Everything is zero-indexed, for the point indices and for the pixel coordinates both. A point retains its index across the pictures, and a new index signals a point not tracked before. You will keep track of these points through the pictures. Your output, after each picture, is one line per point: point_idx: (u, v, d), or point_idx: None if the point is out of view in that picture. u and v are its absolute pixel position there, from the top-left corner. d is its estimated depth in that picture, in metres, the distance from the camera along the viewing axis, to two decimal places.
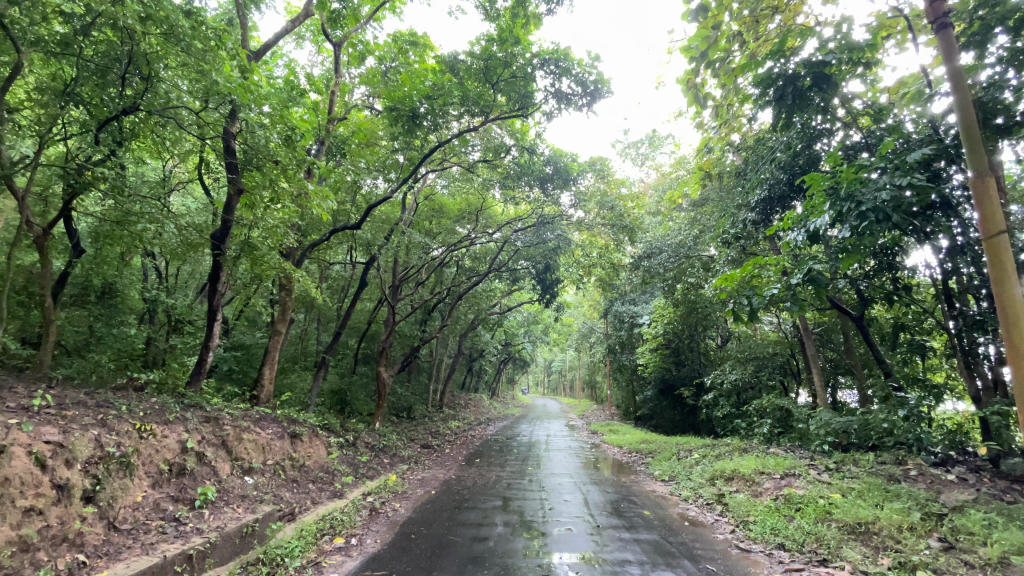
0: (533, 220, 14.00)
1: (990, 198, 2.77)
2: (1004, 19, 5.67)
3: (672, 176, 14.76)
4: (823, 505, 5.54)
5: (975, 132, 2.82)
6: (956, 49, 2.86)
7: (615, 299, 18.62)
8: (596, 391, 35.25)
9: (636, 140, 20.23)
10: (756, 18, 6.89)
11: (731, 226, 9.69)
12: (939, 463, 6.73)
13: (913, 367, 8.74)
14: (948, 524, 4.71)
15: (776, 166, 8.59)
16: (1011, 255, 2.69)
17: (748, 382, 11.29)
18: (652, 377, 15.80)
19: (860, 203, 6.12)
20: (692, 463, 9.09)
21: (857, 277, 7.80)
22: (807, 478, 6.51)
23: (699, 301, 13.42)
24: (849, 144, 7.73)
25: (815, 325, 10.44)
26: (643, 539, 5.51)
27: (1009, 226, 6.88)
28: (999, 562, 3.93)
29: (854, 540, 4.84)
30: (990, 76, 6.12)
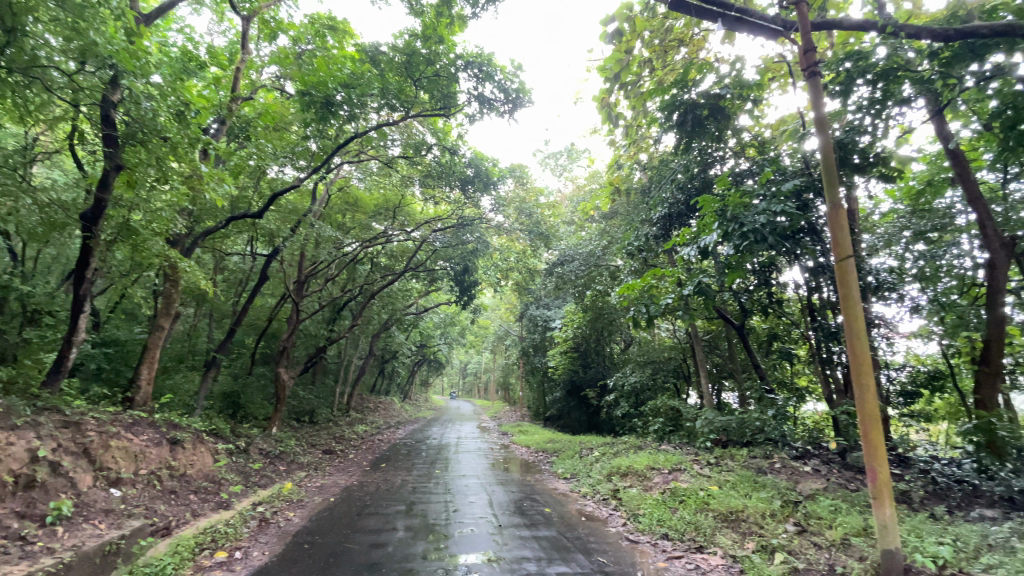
0: (453, 221, 13.90)
1: (842, 231, 4.06)
2: (864, 72, 6.65)
3: (586, 188, 15.46)
4: (702, 497, 6.08)
5: (834, 182, 4.18)
6: (824, 117, 4.25)
7: (530, 303, 18.97)
8: (508, 393, 35.77)
9: (554, 151, 20.91)
10: (664, 48, 7.79)
11: (636, 238, 10.35)
12: (799, 455, 7.66)
13: (782, 371, 9.92)
14: (803, 510, 5.38)
15: (676, 186, 9.31)
16: (853, 273, 3.96)
17: (645, 384, 12.08)
18: (562, 378, 16.35)
19: (742, 225, 6.90)
20: (592, 461, 9.55)
21: (739, 290, 8.68)
22: (690, 473, 7.11)
23: (607, 308, 14.02)
24: (738, 171, 8.58)
25: (705, 334, 11.44)
26: (541, 536, 5.69)
27: (859, 252, 8.05)
28: (841, 543, 4.56)
29: (726, 527, 5.36)
30: (853, 121, 7.12)
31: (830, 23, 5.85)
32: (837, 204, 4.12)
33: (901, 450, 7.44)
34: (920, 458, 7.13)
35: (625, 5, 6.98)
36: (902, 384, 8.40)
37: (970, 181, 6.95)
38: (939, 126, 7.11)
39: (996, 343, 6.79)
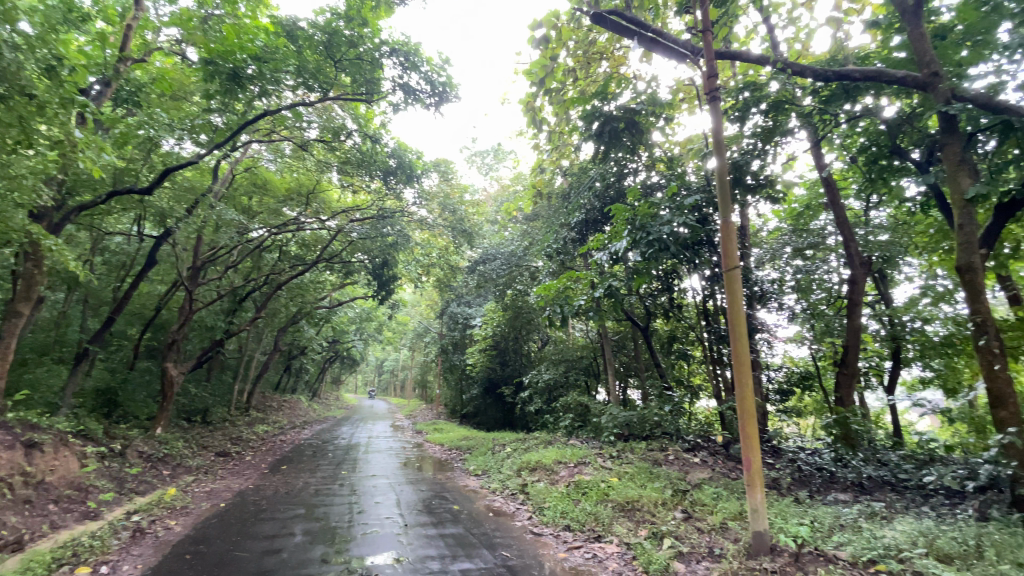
0: (372, 213, 13.34)
1: (732, 244, 4.50)
2: (758, 102, 7.39)
3: (511, 189, 15.67)
4: (602, 488, 6.42)
5: (727, 199, 4.64)
6: (721, 140, 4.70)
7: (451, 300, 18.78)
8: (425, 392, 35.11)
9: (481, 150, 20.95)
10: (587, 59, 8.15)
11: (554, 241, 10.67)
12: (690, 448, 8.33)
13: (680, 369, 10.73)
14: (689, 498, 5.86)
15: (593, 193, 9.71)
16: (739, 281, 4.42)
17: (558, 382, 12.50)
18: (479, 376, 16.28)
19: (649, 233, 7.39)
20: (504, 457, 9.70)
21: (645, 294, 9.27)
22: (594, 465, 7.48)
23: (525, 307, 14.08)
24: (649, 183, 9.15)
25: (615, 334, 12.06)
26: (447, 534, 5.68)
27: (747, 264, 8.95)
28: (720, 527, 5.03)
29: (622, 516, 5.70)
30: (748, 146, 7.90)
31: (732, 54, 6.48)
32: (729, 217, 4.57)
33: (775, 442, 8.36)
34: (789, 449, 8.06)
35: (553, 13, 7.22)
36: (779, 383, 9.43)
37: (839, 207, 7.97)
38: (816, 155, 8.08)
39: (853, 348, 7.84)
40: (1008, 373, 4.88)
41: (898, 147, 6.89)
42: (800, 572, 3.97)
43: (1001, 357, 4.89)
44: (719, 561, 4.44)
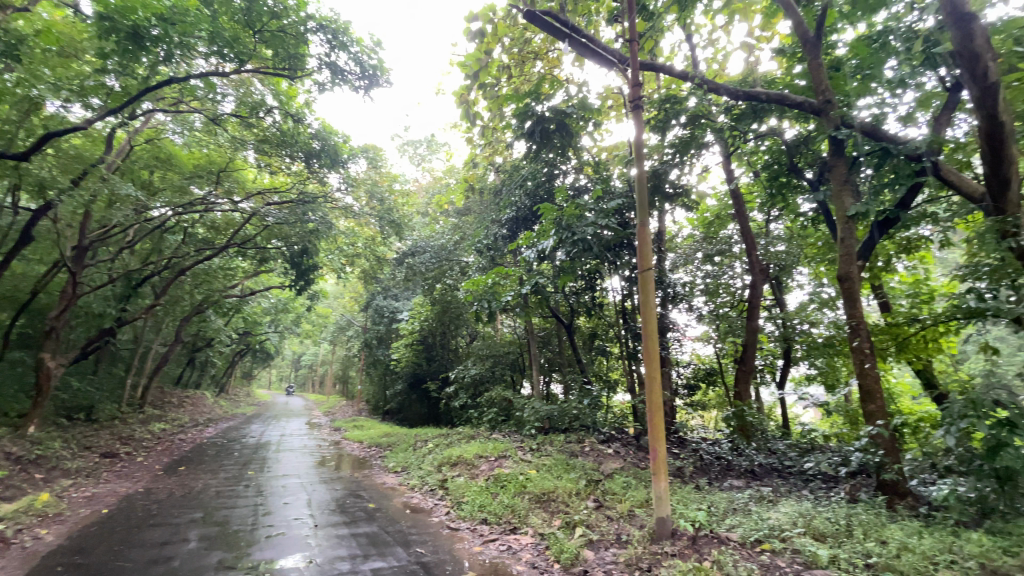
0: (292, 196, 12.59)
1: (647, 247, 4.74)
2: (678, 114, 7.86)
3: (442, 182, 15.47)
4: (521, 481, 6.52)
5: (644, 205, 4.88)
6: (642, 147, 4.93)
7: (377, 293, 18.16)
8: (347, 388, 33.72)
9: (414, 140, 20.48)
10: (522, 57, 8.24)
11: (485, 237, 10.66)
12: (605, 439, 8.74)
13: (599, 365, 11.16)
14: (601, 487, 6.13)
15: (524, 190, 9.81)
16: (651, 282, 4.66)
17: (484, 377, 12.54)
18: (403, 371, 15.83)
19: (574, 234, 7.66)
20: (425, 453, 9.59)
21: (569, 292, 9.58)
22: (514, 459, 7.59)
23: (454, 302, 13.88)
24: (576, 185, 9.44)
25: (540, 330, 12.29)
26: (360, 533, 5.51)
27: (663, 267, 9.52)
28: (628, 514, 5.31)
29: (538, 507, 5.83)
30: (667, 156, 8.40)
31: (655, 66, 6.90)
32: (645, 223, 4.80)
33: (682, 434, 8.95)
34: (694, 440, 8.66)
35: (489, 7, 7.19)
36: (687, 378, 10.12)
37: (744, 218, 8.69)
38: (727, 168, 8.73)
39: (751, 347, 8.59)
40: (875, 370, 5.44)
41: (795, 165, 7.62)
42: (696, 553, 4.28)
43: (871, 356, 5.45)
44: (625, 546, 4.67)
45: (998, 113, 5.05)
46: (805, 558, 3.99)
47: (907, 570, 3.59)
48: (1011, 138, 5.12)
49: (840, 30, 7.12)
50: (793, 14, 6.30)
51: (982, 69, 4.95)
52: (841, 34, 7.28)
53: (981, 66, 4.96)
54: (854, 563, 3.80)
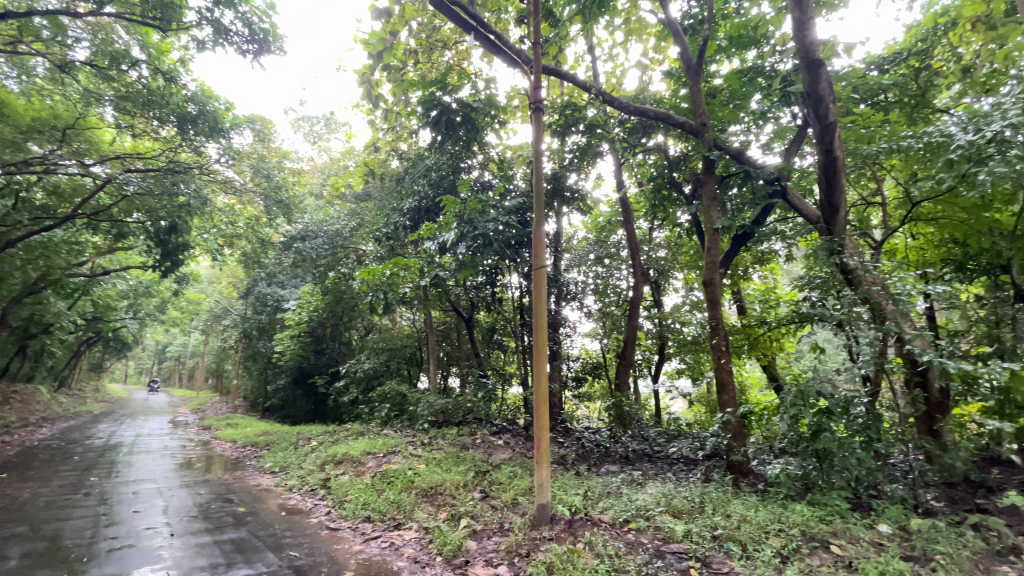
0: (161, 164, 11.12)
1: (540, 245, 4.92)
2: (576, 122, 8.28)
3: (340, 164, 14.68)
4: (408, 476, 6.40)
5: (540, 204, 5.06)
6: (541, 145, 5.09)
7: (261, 279, 16.68)
8: (222, 383, 30.51)
9: (310, 116, 19.19)
10: (429, 44, 8.14)
11: (385, 225, 10.22)
12: (495, 431, 8.93)
13: (496, 359, 11.30)
14: (488, 478, 6.25)
15: (426, 180, 9.59)
16: (544, 279, 4.84)
17: (378, 371, 12.08)
18: (287, 365, 14.50)
19: (475, 228, 7.70)
20: (307, 451, 9.02)
21: (469, 286, 9.61)
22: (403, 454, 7.44)
23: (348, 291, 13.17)
24: (481, 180, 9.46)
25: (440, 324, 12.14)
26: (224, 540, 5.04)
27: (557, 266, 9.97)
28: (512, 502, 5.48)
29: (424, 501, 5.78)
30: (568, 160, 8.82)
31: (554, 71, 7.21)
32: (541, 223, 4.96)
33: (567, 424, 9.45)
34: (577, 429, 9.18)
35: None
36: (576, 372, 10.66)
37: (631, 225, 9.40)
38: (619, 175, 9.33)
39: (632, 343, 9.32)
40: (729, 365, 6.19)
41: (675, 179, 8.43)
42: (571, 536, 4.53)
43: (726, 353, 6.20)
44: (507, 534, 4.81)
45: (833, 148, 5.99)
46: (664, 534, 4.43)
47: (744, 539, 4.13)
48: (841, 171, 6.07)
49: (718, 62, 7.95)
50: (679, 41, 6.89)
51: (824, 109, 5.82)
52: (719, 65, 8.12)
53: (823, 107, 5.84)
54: (704, 535, 4.29)
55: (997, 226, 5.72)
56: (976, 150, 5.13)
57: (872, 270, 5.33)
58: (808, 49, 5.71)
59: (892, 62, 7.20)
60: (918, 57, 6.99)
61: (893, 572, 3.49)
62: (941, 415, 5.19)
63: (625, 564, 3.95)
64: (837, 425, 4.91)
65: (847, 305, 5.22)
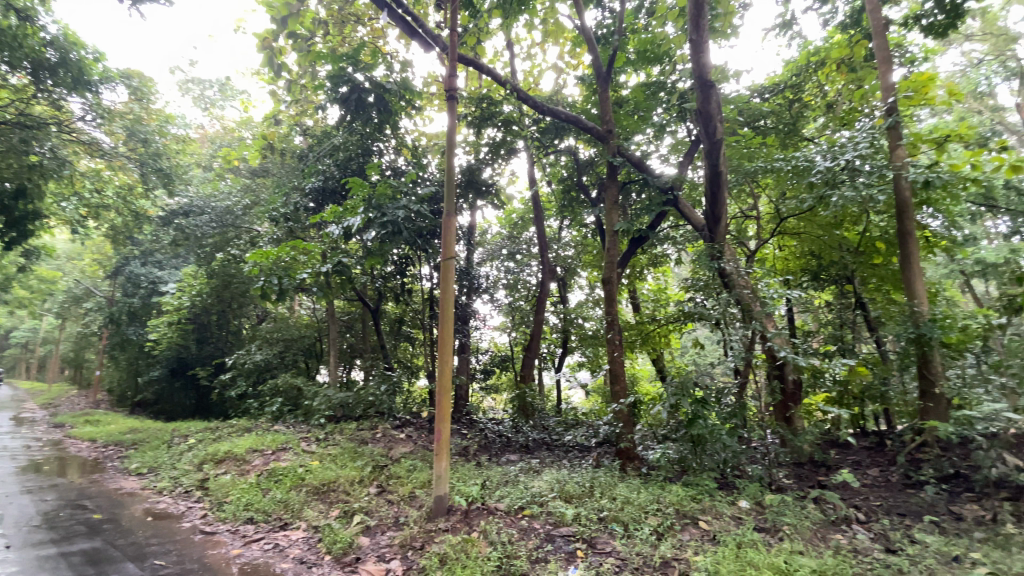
0: (5, 115, 9.38)
1: (450, 236, 4.86)
2: (492, 116, 8.29)
3: (233, 135, 13.41)
4: (299, 473, 6.04)
5: (451, 195, 4.99)
6: (455, 133, 5.01)
7: (134, 257, 14.74)
8: (80, 376, 26.54)
9: (201, 79, 17.31)
10: (341, 17, 7.68)
11: (283, 205, 9.45)
12: (398, 425, 8.74)
13: (403, 351, 11.05)
14: (386, 472, 6.11)
15: (333, 160, 9.04)
16: (452, 271, 4.80)
17: (270, 363, 11.21)
18: (163, 355, 12.98)
19: (383, 215, 7.45)
20: (183, 450, 8.15)
21: (376, 275, 9.25)
22: (294, 450, 7.02)
23: (238, 276, 12.10)
24: (393, 166, 9.14)
25: (343, 315, 11.57)
26: (72, 552, 4.40)
27: (469, 258, 9.97)
28: (409, 496, 5.41)
29: (315, 500, 5.49)
30: (484, 154, 8.86)
31: (471, 62, 7.15)
32: (451, 214, 4.90)
33: (472, 416, 9.52)
34: (481, 421, 9.27)
35: None
36: (484, 364, 10.78)
37: (541, 222, 9.65)
38: (532, 172, 9.53)
39: (537, 337, 9.60)
40: (622, 359, 6.61)
41: (583, 182, 8.86)
42: (466, 526, 4.57)
43: (620, 347, 6.60)
44: (401, 529, 4.73)
45: (718, 164, 6.60)
46: (555, 518, 4.63)
47: (627, 519, 4.45)
48: (725, 185, 6.71)
49: (626, 73, 8.38)
50: (591, 48, 7.16)
51: (713, 127, 6.39)
52: (627, 76, 8.55)
53: (712, 125, 6.41)
54: (591, 518, 4.55)
55: (844, 243, 6.68)
56: (832, 175, 5.91)
57: (744, 275, 5.98)
58: (702, 71, 6.24)
59: (771, 91, 8.10)
60: (792, 90, 7.91)
61: (748, 542, 3.95)
62: (793, 403, 6.03)
63: (517, 550, 4.06)
64: (710, 412, 5.48)
65: (723, 306, 5.80)
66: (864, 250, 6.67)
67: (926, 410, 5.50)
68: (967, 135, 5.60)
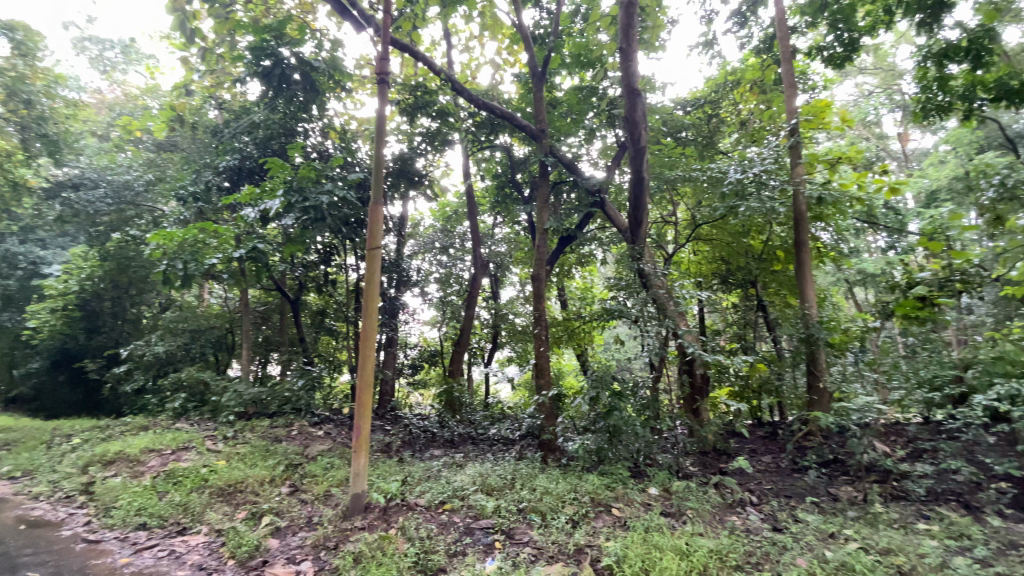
0: None
1: (377, 225, 4.72)
2: (425, 105, 8.12)
3: (135, 103, 12.10)
4: (202, 474, 5.60)
5: (380, 182, 4.83)
6: (385, 117, 4.86)
7: (7, 233, 12.90)
8: None
9: (100, 39, 15.54)
10: None
11: (192, 184, 8.68)
12: (317, 422, 8.38)
13: (325, 344, 10.58)
14: (301, 471, 5.85)
15: (252, 138, 8.37)
16: (378, 261, 4.66)
17: (174, 355, 10.28)
18: (43, 347, 11.40)
19: (305, 199, 7.07)
20: (65, 451, 7.27)
21: (297, 263, 8.78)
22: (198, 450, 6.51)
23: (138, 259, 11.07)
24: (320, 149, 8.69)
25: (260, 305, 10.86)
26: None
27: (399, 250, 9.73)
28: (324, 495, 5.22)
29: (219, 502, 5.12)
30: (418, 145, 8.68)
31: (406, 47, 6.98)
32: (379, 202, 4.76)
33: (397, 412, 9.31)
34: (406, 416, 9.11)
35: None
36: (412, 359, 10.57)
37: (474, 217, 9.62)
38: (466, 165, 9.46)
39: (467, 331, 9.58)
40: (547, 354, 6.78)
41: (516, 179, 9.00)
42: (383, 523, 4.47)
43: (545, 342, 6.75)
44: (315, 529, 4.54)
45: (642, 170, 6.93)
46: (476, 511, 4.67)
47: (545, 509, 4.58)
48: (647, 190, 7.05)
49: (561, 75, 8.58)
50: (528, 47, 7.21)
51: (638, 134, 6.70)
52: (562, 78, 8.75)
53: (638, 132, 6.72)
54: (511, 509, 4.64)
55: (749, 250, 7.29)
56: (741, 187, 6.40)
57: (661, 276, 6.37)
58: (630, 79, 6.51)
59: (693, 105, 8.56)
60: (711, 105, 8.47)
61: (655, 526, 4.20)
62: (700, 396, 6.50)
63: (435, 544, 4.04)
64: (626, 405, 5.77)
65: (642, 304, 6.12)
66: (767, 257, 7.30)
67: (812, 403, 6.14)
68: (853, 159, 6.32)
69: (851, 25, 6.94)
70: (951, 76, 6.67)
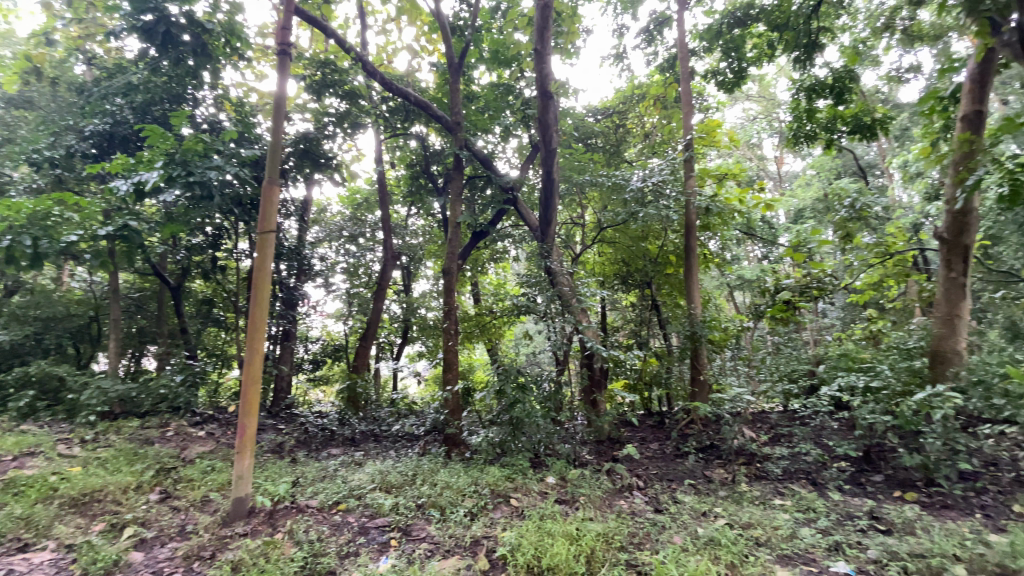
0: None
1: (270, 208, 4.39)
2: (334, 85, 7.70)
3: None
4: (49, 483, 4.82)
5: (276, 162, 4.49)
6: (285, 94, 4.53)
7: None
8: None
9: None
10: None
11: (46, 146, 7.42)
12: (198, 422, 7.68)
13: (212, 337, 9.66)
14: (174, 476, 5.34)
15: (127, 101, 7.34)
16: (271, 248, 4.35)
17: (18, 347, 8.71)
18: None
19: (190, 174, 6.40)
20: None
21: (180, 246, 7.92)
22: (46, 455, 5.66)
23: None
24: (212, 121, 7.88)
25: (133, 291, 9.62)
26: None
27: (301, 237, 9.15)
28: (201, 502, 4.82)
29: (71, 513, 4.45)
30: (326, 127, 8.20)
31: (313, 20, 6.55)
32: (274, 184, 4.44)
33: (293, 409, 8.76)
34: (303, 414, 8.64)
35: None
36: (314, 354, 9.95)
37: (386, 206, 9.30)
38: (378, 152, 9.13)
39: (373, 324, 9.24)
40: (456, 348, 6.76)
41: (431, 171, 8.88)
42: (268, 527, 4.22)
43: (454, 336, 6.72)
44: (188, 538, 4.16)
45: (552, 171, 7.15)
46: (372, 510, 4.54)
47: (444, 503, 4.58)
48: (556, 191, 7.28)
49: (479, 70, 8.56)
50: (445, 35, 7.06)
51: (549, 136, 6.90)
52: (480, 73, 8.74)
53: (550, 134, 6.91)
54: (409, 506, 4.59)
55: (646, 254, 7.82)
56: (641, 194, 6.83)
57: (566, 274, 6.64)
58: (544, 82, 6.67)
59: (602, 113, 9.09)
60: (619, 115, 8.95)
61: (549, 514, 4.38)
62: (598, 389, 6.86)
63: (325, 547, 3.88)
64: (529, 397, 5.93)
65: (547, 301, 6.33)
66: (661, 261, 7.88)
67: (695, 393, 6.81)
68: (737, 176, 7.03)
69: (741, 55, 7.70)
70: (818, 109, 7.62)
